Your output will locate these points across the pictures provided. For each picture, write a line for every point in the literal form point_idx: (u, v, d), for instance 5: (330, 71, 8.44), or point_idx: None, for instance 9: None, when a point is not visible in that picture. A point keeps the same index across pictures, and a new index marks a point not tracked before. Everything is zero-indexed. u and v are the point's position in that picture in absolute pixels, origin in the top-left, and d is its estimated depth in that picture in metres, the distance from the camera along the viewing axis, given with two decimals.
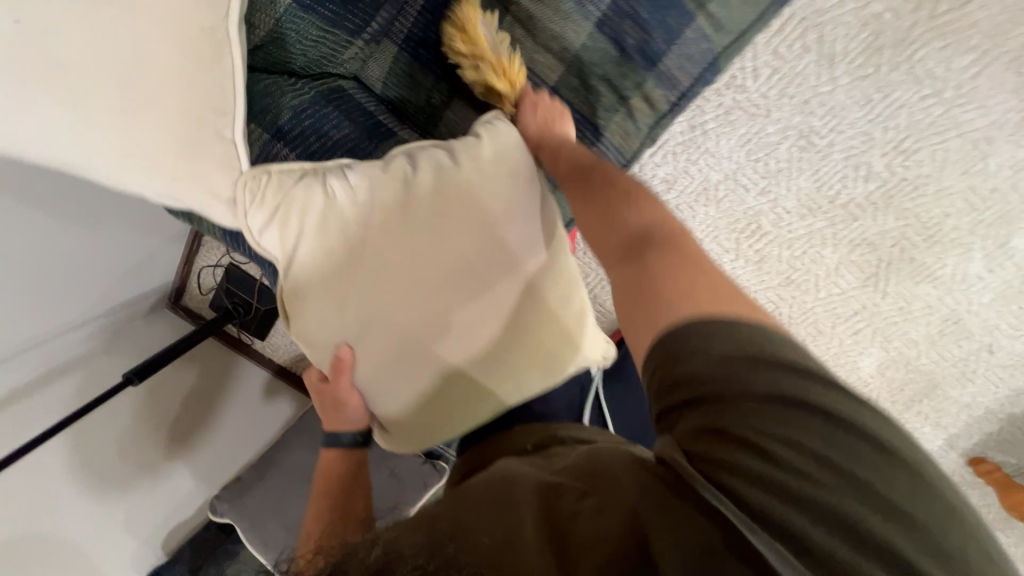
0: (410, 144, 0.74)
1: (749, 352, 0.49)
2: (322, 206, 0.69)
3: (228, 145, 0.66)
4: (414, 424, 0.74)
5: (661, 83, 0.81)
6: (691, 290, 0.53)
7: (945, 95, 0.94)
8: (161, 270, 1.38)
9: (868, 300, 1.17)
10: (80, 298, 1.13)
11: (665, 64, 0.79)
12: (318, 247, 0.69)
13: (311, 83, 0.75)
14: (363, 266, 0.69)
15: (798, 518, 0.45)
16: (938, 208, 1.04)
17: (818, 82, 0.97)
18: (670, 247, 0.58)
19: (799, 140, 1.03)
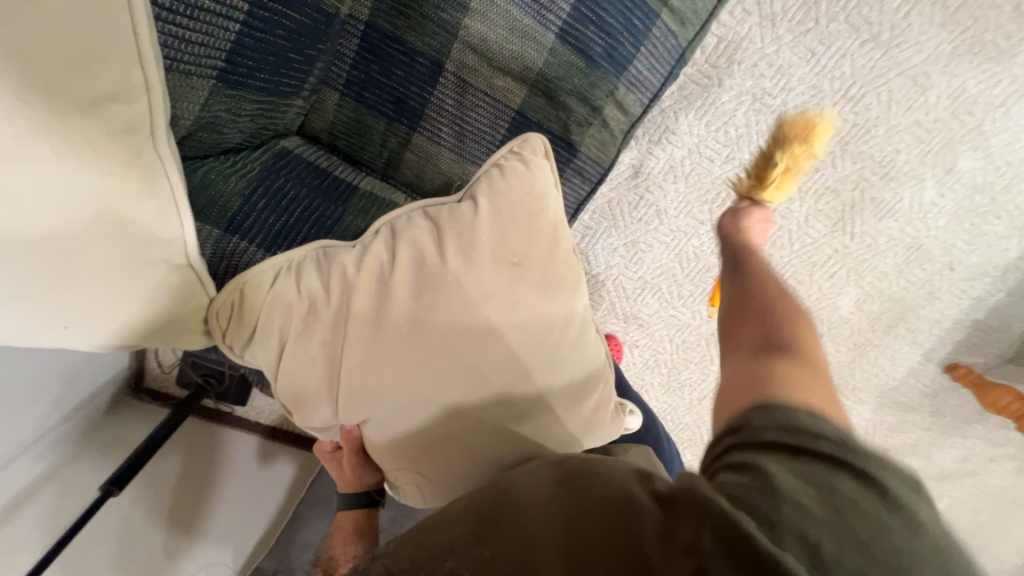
0: (387, 223, 0.68)
1: (812, 429, 0.47)
2: (297, 313, 0.65)
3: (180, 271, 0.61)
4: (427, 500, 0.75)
5: (631, 87, 0.76)
6: (797, 392, 0.53)
7: (883, 37, 0.97)
8: (111, 361, 1.22)
9: (839, 245, 1.20)
10: (23, 425, 0.99)
11: (634, 67, 0.75)
12: (292, 349, 0.65)
13: (254, 155, 0.67)
14: (353, 371, 0.65)
15: (812, 533, 0.40)
16: (889, 145, 1.07)
17: (763, 44, 0.98)
18: (794, 361, 0.58)
19: (753, 104, 1.03)
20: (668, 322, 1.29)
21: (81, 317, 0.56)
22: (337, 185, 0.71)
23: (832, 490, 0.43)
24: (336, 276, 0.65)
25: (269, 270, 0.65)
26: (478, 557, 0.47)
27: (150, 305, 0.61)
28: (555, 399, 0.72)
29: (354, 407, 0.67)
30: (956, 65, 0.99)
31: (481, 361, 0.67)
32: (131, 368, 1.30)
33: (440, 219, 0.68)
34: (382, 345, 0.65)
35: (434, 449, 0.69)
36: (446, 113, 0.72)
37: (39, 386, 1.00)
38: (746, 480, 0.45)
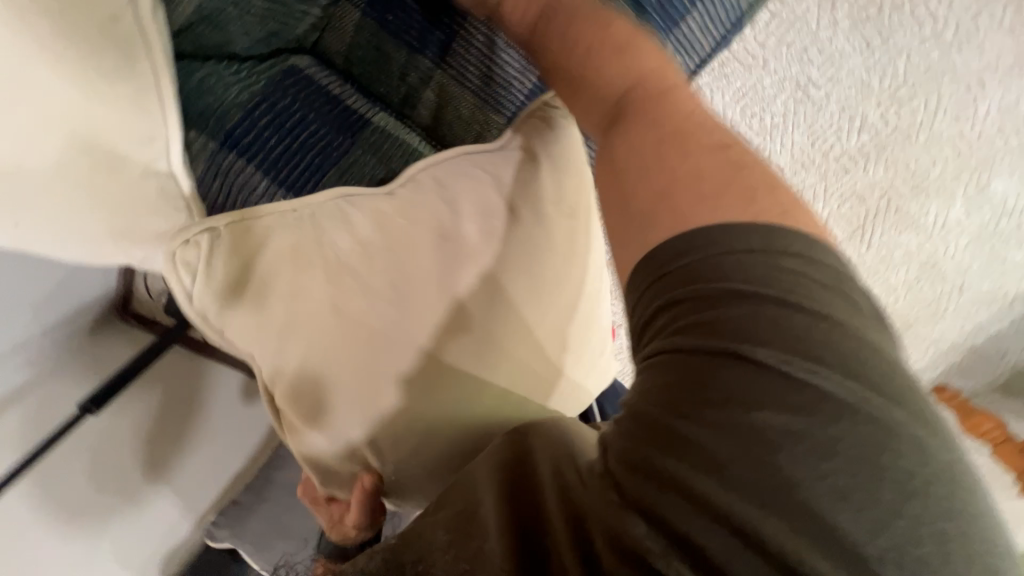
0: (422, 169, 0.63)
1: (708, 279, 0.41)
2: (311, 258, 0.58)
3: (167, 180, 0.56)
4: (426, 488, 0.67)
5: (680, 47, 0.66)
6: (667, 192, 0.47)
7: (944, 36, 0.90)
8: (97, 279, 1.17)
9: (854, 253, 1.18)
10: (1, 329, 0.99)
11: (687, 24, 0.65)
12: (294, 301, 0.58)
13: (259, 67, 0.62)
14: (362, 325, 0.59)
15: (699, 524, 0.35)
16: (926, 156, 1.02)
17: (818, 27, 0.91)
18: (661, 134, 0.50)
19: (794, 93, 0.98)
20: None
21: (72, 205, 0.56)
22: (349, 116, 0.64)
23: (726, 444, 0.36)
24: (373, 217, 0.60)
25: (287, 210, 0.58)
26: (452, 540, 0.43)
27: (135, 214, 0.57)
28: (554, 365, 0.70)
29: (348, 373, 0.60)
30: (1015, 77, 0.92)
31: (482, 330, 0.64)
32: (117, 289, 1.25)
33: (493, 166, 0.66)
34: (397, 294, 0.60)
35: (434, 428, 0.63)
36: (473, 52, 0.66)
37: (15, 296, 0.99)
38: (648, 451, 0.38)
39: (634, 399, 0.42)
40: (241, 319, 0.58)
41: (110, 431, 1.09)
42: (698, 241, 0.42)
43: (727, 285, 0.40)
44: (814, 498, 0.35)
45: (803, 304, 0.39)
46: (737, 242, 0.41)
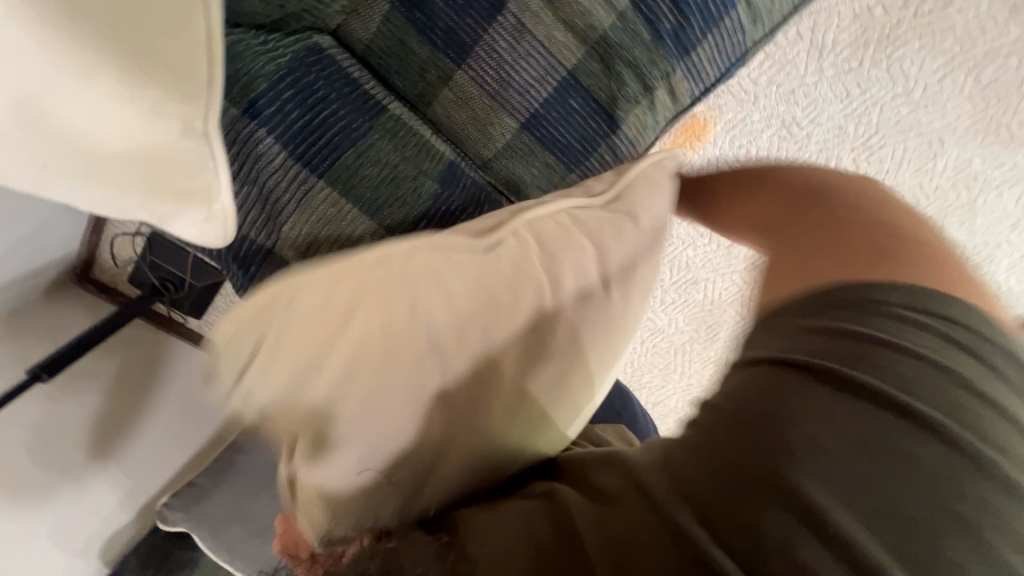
0: (524, 227, 0.58)
1: (812, 325, 0.50)
2: (407, 340, 0.49)
3: (199, 139, 0.50)
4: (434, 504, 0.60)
5: (689, 74, 0.70)
6: (806, 260, 0.58)
7: (914, 95, 0.99)
8: (61, 240, 1.12)
9: None
10: None
11: (697, 54, 0.68)
12: (367, 384, 0.48)
13: (283, 41, 0.61)
14: (429, 401, 0.51)
15: (776, 517, 0.40)
16: None
17: (805, 72, 0.98)
18: (847, 205, 0.64)
19: (779, 130, 1.04)
20: (645, 321, 1.34)
21: (71, 151, 0.50)
22: (367, 100, 0.65)
23: (816, 462, 0.42)
24: (475, 283, 0.53)
25: (384, 265, 0.50)
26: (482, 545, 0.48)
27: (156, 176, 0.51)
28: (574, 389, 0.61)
29: (390, 419, 0.50)
30: (970, 141, 1.02)
31: (542, 386, 0.58)
32: (80, 253, 1.20)
33: (577, 218, 0.62)
34: (479, 379, 0.54)
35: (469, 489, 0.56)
36: (496, 56, 0.67)
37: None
38: (735, 456, 0.44)
39: (722, 407, 0.48)
40: (291, 372, 0.48)
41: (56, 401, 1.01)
42: (880, 292, 0.50)
43: (813, 322, 0.50)
44: (885, 482, 0.41)
45: (903, 345, 0.47)
46: (888, 298, 0.50)
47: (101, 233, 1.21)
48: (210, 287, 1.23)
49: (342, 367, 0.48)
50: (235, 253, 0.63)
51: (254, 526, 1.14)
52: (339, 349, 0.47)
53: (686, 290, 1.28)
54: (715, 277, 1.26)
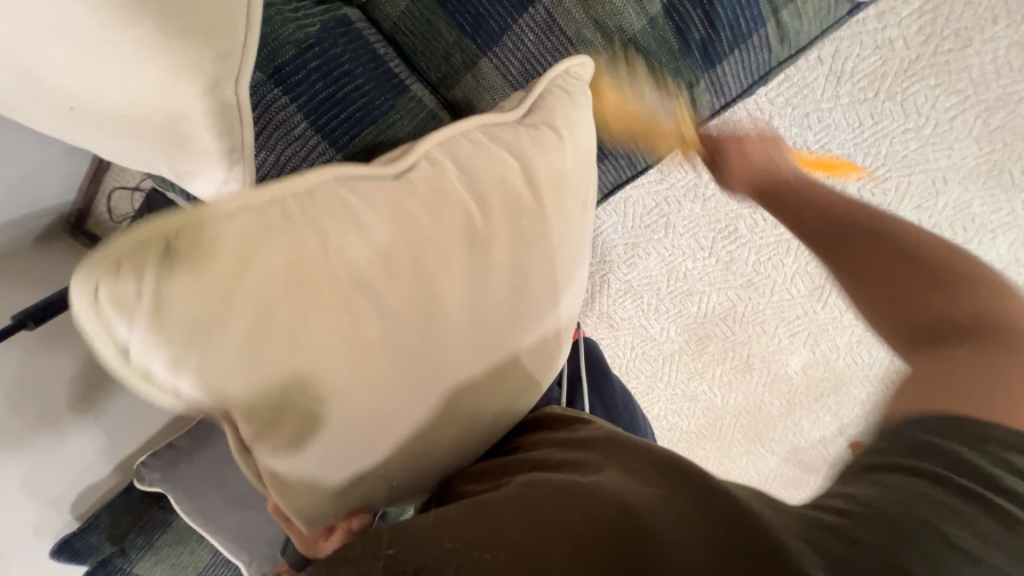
0: (437, 148, 0.55)
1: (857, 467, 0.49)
2: (317, 270, 0.46)
3: (233, 111, 0.52)
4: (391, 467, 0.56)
5: (711, 88, 0.70)
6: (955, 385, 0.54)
7: (924, 131, 1.00)
8: (59, 188, 1.10)
9: (810, 308, 1.28)
10: None
11: (722, 68, 0.69)
12: (275, 342, 0.45)
13: (315, 10, 0.61)
14: (367, 342, 0.49)
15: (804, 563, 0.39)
16: None
17: (821, 97, 0.99)
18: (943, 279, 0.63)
19: (789, 152, 1.05)
20: (638, 328, 1.35)
21: (90, 101, 0.48)
22: (390, 79, 0.64)
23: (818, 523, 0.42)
24: (387, 207, 0.50)
25: (276, 206, 0.46)
26: (478, 560, 0.42)
27: (174, 136, 0.51)
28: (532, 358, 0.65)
29: (306, 356, 0.46)
30: (973, 182, 1.04)
31: (473, 315, 0.55)
32: (76, 203, 1.19)
33: (517, 143, 0.59)
34: (416, 309, 0.51)
35: (426, 435, 0.56)
36: (522, 47, 0.67)
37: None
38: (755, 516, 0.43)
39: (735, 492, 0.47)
40: (184, 319, 0.42)
41: (37, 351, 0.98)
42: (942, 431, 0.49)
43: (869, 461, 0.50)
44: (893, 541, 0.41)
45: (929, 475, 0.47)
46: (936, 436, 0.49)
47: (99, 186, 1.19)
48: None
49: (249, 325, 0.44)
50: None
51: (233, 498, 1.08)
52: (242, 305, 0.43)
53: (681, 301, 1.29)
54: (710, 290, 1.27)
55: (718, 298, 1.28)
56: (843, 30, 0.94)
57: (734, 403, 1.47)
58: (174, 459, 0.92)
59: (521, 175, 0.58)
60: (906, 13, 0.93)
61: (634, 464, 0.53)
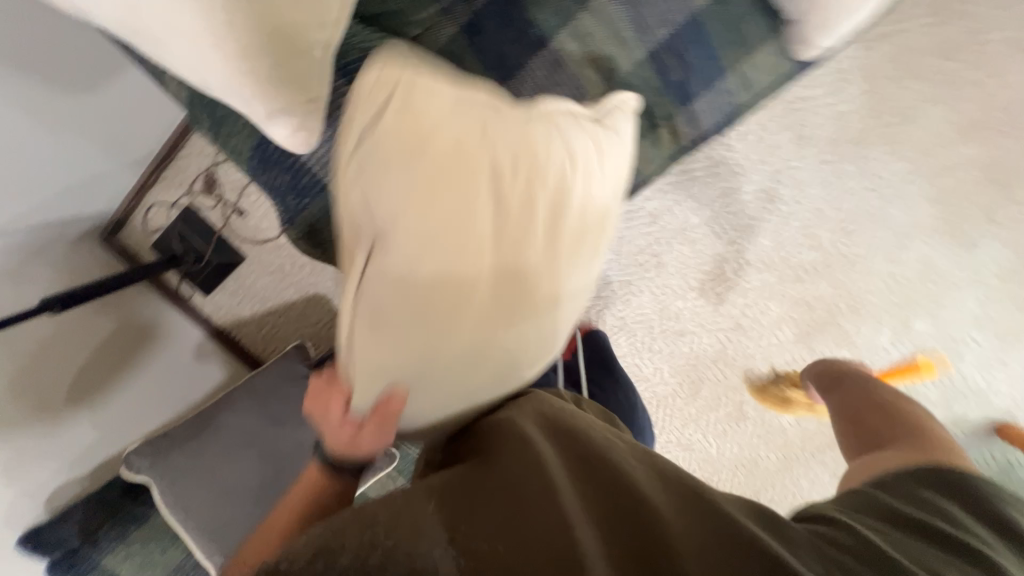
0: (564, 110, 0.59)
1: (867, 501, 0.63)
2: (500, 226, 0.53)
3: (318, 56, 0.55)
4: (431, 408, 0.59)
5: (691, 120, 0.73)
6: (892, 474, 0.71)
7: (883, 191, 1.13)
8: (106, 197, 1.22)
9: (798, 355, 1.32)
10: (23, 201, 0.97)
11: (699, 106, 0.73)
12: (404, 215, 0.51)
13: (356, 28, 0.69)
14: (463, 239, 0.52)
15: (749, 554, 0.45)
16: (863, 284, 1.22)
17: (790, 158, 1.13)
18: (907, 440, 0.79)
19: (767, 204, 1.17)
20: (632, 369, 1.38)
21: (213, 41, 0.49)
22: None
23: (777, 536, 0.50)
24: (522, 139, 0.54)
25: (453, 94, 0.53)
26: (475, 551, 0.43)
27: (281, 75, 0.52)
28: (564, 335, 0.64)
29: (419, 235, 0.51)
30: (934, 239, 1.16)
31: (540, 275, 0.56)
32: (116, 215, 1.30)
33: (607, 145, 0.60)
34: (505, 236, 0.53)
35: (466, 380, 0.58)
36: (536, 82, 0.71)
37: (16, 175, 0.92)
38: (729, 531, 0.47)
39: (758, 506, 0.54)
40: (365, 153, 0.52)
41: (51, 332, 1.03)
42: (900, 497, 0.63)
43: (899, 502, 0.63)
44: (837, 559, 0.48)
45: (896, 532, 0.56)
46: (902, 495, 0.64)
47: (141, 200, 1.30)
48: (227, 265, 1.34)
49: (394, 176, 0.51)
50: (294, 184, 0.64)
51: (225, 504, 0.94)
52: (403, 156, 0.51)
53: (673, 342, 1.34)
54: (704, 331, 1.32)
55: (710, 339, 1.33)
56: (803, 103, 1.09)
57: (729, 454, 1.47)
58: (163, 449, 0.93)
59: (601, 165, 0.59)
60: (854, 91, 1.07)
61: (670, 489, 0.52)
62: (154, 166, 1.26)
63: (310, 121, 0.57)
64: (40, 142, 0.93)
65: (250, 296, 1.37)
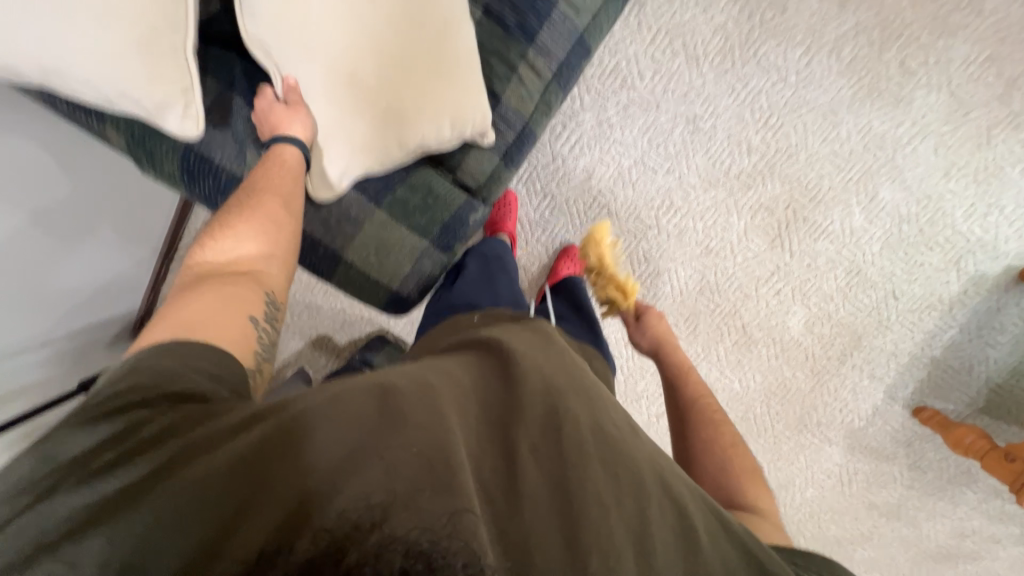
0: None
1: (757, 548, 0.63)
2: None
3: (183, 62, 0.67)
4: (338, 122, 0.69)
5: (541, 54, 0.80)
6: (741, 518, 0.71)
7: (790, 80, 1.18)
8: (128, 297, 1.42)
9: (779, 260, 1.31)
10: (54, 311, 1.15)
11: (541, 37, 0.79)
12: None
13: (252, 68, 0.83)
14: None
15: (713, 535, 0.55)
16: (813, 171, 1.24)
17: (690, 78, 1.21)
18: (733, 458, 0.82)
19: (687, 126, 1.24)
20: None
21: (95, 66, 0.64)
22: None
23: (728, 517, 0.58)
24: None
25: None
26: (507, 493, 0.50)
27: (152, 81, 0.66)
28: (445, 69, 0.70)
29: None
30: (859, 107, 1.19)
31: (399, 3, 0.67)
32: (139, 312, 1.49)
33: None
34: None
35: (358, 97, 0.68)
36: None
37: (48, 287, 1.12)
38: (694, 500, 0.57)
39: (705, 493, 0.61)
40: None
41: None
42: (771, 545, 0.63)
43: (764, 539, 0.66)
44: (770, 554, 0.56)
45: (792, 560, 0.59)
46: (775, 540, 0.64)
47: (157, 293, 1.50)
48: None
49: None
50: (218, 187, 0.75)
51: None
52: None
53: (652, 283, 1.35)
54: (679, 264, 1.34)
55: (688, 270, 1.34)
56: (681, 29, 1.18)
57: (755, 386, 1.41)
58: None
59: None
60: (721, 4, 1.16)
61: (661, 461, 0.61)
62: (161, 261, 1.47)
63: (192, 109, 0.69)
64: (63, 255, 1.13)
65: None
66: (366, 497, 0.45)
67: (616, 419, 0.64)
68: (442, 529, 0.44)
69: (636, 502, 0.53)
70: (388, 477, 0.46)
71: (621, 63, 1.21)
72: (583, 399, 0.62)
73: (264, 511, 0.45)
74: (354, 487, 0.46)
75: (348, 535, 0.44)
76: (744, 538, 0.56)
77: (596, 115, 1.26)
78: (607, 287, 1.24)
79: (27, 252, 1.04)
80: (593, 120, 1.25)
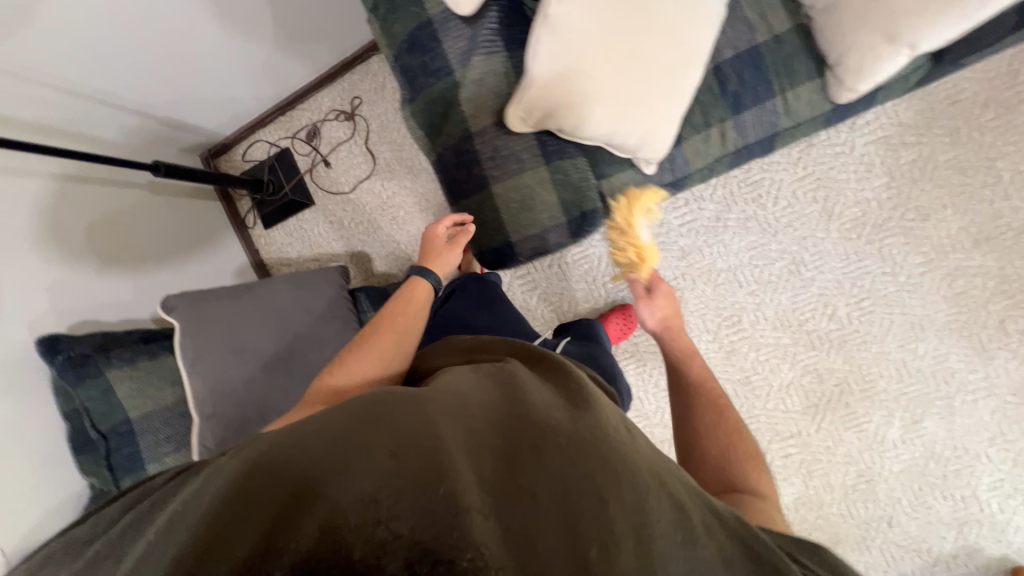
0: None
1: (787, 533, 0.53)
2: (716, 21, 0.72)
3: None
4: (563, 78, 0.69)
5: (737, 127, 0.84)
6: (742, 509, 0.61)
7: (900, 278, 1.23)
8: (228, 120, 1.44)
9: (803, 428, 1.31)
10: (160, 87, 1.17)
11: (745, 115, 0.83)
12: None
13: None
14: None
15: (722, 541, 0.46)
16: (876, 367, 1.26)
17: (815, 228, 1.26)
18: (745, 454, 0.70)
19: (790, 264, 1.27)
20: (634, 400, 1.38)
21: None
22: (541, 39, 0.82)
23: (742, 528, 0.48)
24: None
25: None
26: (497, 490, 0.44)
27: None
28: (669, 93, 0.72)
29: None
30: (946, 336, 1.22)
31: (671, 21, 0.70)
32: (225, 140, 1.51)
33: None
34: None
35: (590, 71, 0.69)
36: None
37: (173, 64, 1.14)
38: (705, 504, 0.50)
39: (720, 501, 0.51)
40: None
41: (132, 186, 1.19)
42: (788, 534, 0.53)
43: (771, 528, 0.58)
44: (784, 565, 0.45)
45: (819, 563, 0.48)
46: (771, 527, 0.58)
47: (252, 133, 1.51)
48: (297, 203, 1.49)
49: None
50: (429, 65, 0.75)
51: (231, 368, 0.93)
52: None
53: None
54: None
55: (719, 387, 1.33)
56: (832, 183, 1.24)
57: None
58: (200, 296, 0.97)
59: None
60: (875, 182, 1.23)
61: (661, 465, 0.52)
62: (275, 109, 1.48)
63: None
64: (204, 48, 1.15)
65: (301, 240, 1.51)
66: (356, 494, 0.42)
67: (614, 418, 0.58)
68: (429, 529, 0.40)
69: (634, 499, 0.46)
70: (382, 475, 0.43)
71: (766, 181, 1.27)
72: (579, 403, 0.56)
73: (246, 520, 0.42)
74: (342, 483, 0.42)
75: (341, 530, 0.40)
76: (755, 543, 0.46)
77: (718, 211, 1.30)
78: (625, 250, 0.89)
79: (181, 23, 1.07)
80: (713, 213, 1.30)
